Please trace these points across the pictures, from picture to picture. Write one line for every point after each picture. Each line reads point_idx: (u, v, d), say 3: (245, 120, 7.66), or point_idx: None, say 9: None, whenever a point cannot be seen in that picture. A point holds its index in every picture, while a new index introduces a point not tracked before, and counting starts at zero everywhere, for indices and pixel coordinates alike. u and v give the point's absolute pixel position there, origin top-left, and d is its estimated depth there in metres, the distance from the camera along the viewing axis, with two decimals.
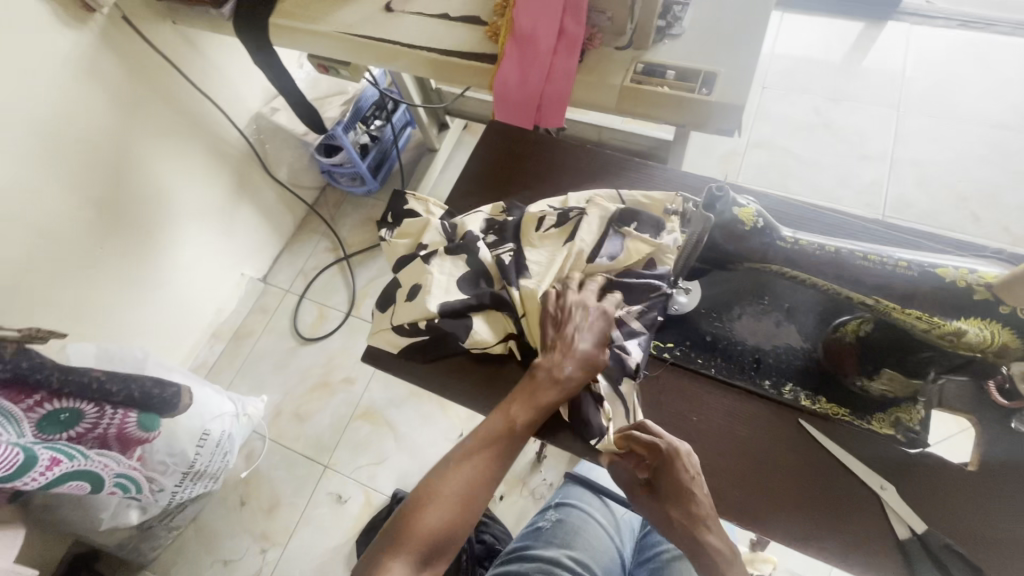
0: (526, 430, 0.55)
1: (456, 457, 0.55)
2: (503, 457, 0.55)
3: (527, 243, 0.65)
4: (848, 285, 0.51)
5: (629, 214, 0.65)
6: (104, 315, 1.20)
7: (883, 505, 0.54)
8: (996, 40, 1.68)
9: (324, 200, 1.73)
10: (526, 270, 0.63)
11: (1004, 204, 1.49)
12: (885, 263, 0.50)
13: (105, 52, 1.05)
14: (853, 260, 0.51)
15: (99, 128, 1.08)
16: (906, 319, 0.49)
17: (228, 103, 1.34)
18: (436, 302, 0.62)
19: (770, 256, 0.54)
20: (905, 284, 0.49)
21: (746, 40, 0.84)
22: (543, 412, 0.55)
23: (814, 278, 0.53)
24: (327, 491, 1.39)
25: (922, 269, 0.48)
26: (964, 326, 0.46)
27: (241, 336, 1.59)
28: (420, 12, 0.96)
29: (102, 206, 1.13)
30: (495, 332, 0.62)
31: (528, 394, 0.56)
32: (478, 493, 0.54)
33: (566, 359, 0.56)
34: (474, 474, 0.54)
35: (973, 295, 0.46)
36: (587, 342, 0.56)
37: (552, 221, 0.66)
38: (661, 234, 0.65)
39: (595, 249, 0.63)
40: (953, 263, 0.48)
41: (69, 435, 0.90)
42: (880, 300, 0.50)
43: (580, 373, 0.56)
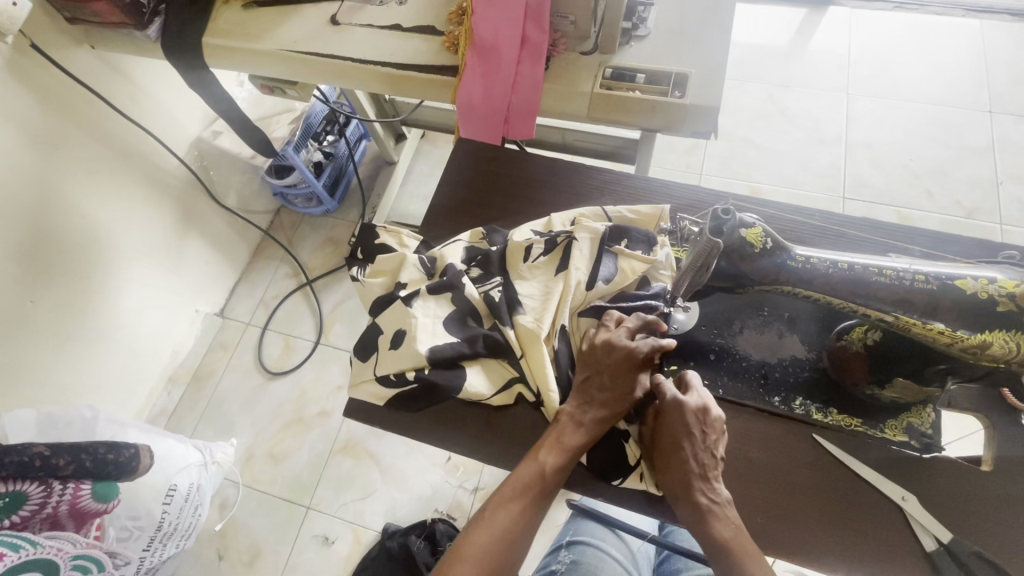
0: (559, 476, 0.53)
1: (486, 513, 0.52)
2: (535, 506, 0.53)
3: (516, 276, 0.61)
4: (866, 303, 0.50)
5: (619, 231, 0.62)
6: (41, 375, 1.09)
7: (905, 515, 0.52)
8: (931, 21, 1.74)
9: (279, 223, 1.64)
10: (520, 306, 0.59)
11: (953, 179, 1.55)
12: (902, 278, 0.48)
13: (14, 85, 0.94)
14: (868, 277, 0.49)
15: (15, 169, 0.96)
16: (928, 334, 0.49)
17: (162, 130, 1.24)
18: (425, 346, 0.57)
19: (782, 277, 0.51)
20: (927, 298, 0.47)
21: (712, 38, 0.82)
22: (574, 457, 0.53)
23: (828, 296, 0.51)
24: (312, 533, 1.31)
25: (942, 282, 0.47)
26: (987, 340, 0.46)
27: (202, 376, 1.48)
28: (370, 24, 0.90)
29: (27, 256, 1.01)
30: (491, 381, 0.59)
31: (553, 440, 0.54)
32: (513, 545, 0.51)
33: (589, 405, 0.55)
34: (507, 523, 0.52)
35: (995, 306, 0.46)
36: (607, 383, 0.55)
37: (540, 251, 0.62)
38: (653, 249, 0.62)
39: (591, 276, 0.60)
40: (972, 275, 0.47)
41: (11, 523, 0.79)
42: (901, 316, 0.49)
43: (603, 417, 0.54)
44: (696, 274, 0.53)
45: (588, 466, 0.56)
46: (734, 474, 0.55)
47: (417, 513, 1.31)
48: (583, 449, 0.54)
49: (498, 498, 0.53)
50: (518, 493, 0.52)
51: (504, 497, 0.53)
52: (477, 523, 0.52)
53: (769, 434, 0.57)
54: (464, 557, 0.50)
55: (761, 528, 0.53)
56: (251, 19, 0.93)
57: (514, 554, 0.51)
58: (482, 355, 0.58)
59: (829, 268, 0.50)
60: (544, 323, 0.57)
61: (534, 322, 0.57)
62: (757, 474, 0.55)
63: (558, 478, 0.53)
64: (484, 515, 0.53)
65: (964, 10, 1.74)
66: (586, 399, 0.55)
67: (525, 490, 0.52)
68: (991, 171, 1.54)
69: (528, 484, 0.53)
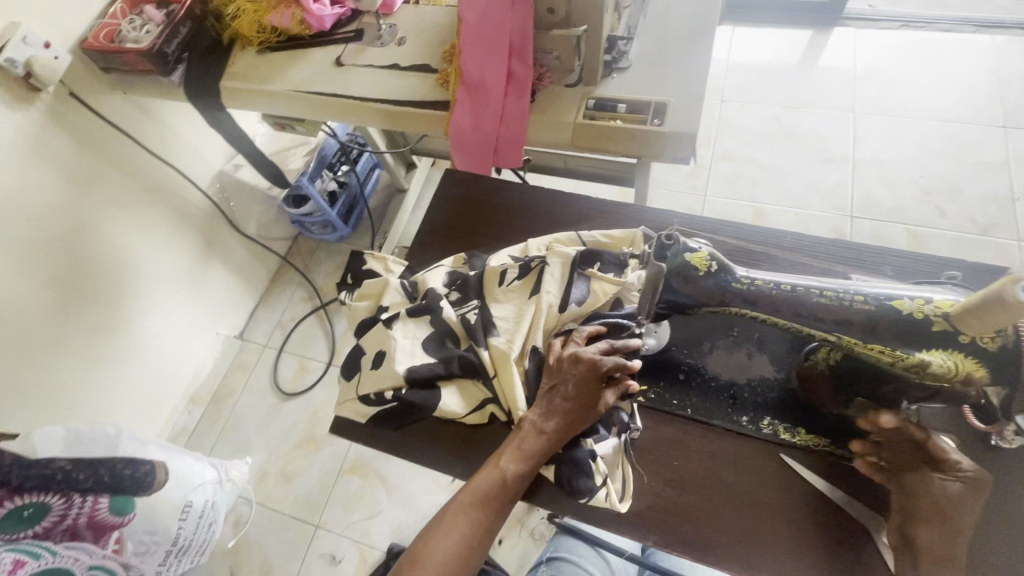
0: (519, 482, 0.55)
1: (446, 519, 0.55)
2: (495, 512, 0.55)
3: (491, 299, 0.65)
4: (811, 323, 0.53)
5: (591, 256, 0.65)
6: (71, 394, 1.17)
7: (876, 542, 0.54)
8: (939, 38, 1.73)
9: (296, 250, 1.71)
10: (494, 329, 0.62)
11: (967, 196, 1.51)
12: (842, 298, 0.51)
13: (54, 129, 1.03)
14: (810, 298, 0.52)
15: (53, 204, 1.05)
16: (871, 353, 0.52)
17: (187, 165, 1.33)
18: (403, 367, 0.61)
19: (727, 297, 0.55)
20: (867, 316, 0.50)
21: (691, 68, 0.86)
22: (535, 464, 0.56)
23: (774, 317, 0.55)
24: (321, 552, 1.33)
25: (879, 301, 0.50)
26: (927, 357, 0.49)
27: (220, 397, 1.54)
28: (370, 64, 0.97)
29: (62, 283, 1.10)
30: (465, 401, 0.62)
31: (515, 447, 0.56)
32: (472, 549, 0.54)
33: (551, 414, 0.57)
34: (467, 528, 0.54)
35: (932, 326, 0.48)
36: (570, 392, 0.57)
37: (514, 275, 0.65)
38: (624, 271, 0.65)
39: (563, 298, 0.63)
40: (910, 296, 0.50)
41: (35, 532, 0.85)
42: (843, 336, 0.52)
43: (564, 425, 0.56)
44: (648, 296, 0.57)
45: (556, 483, 0.57)
46: (703, 493, 0.58)
47: None
48: (542, 457, 0.56)
49: (459, 502, 0.55)
50: (479, 499, 0.55)
51: (464, 504, 0.55)
52: (438, 528, 0.54)
53: (737, 454, 0.59)
54: (425, 562, 0.52)
55: (731, 549, 0.55)
56: (264, 64, 1.01)
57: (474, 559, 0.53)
58: (457, 375, 0.62)
59: (773, 290, 0.54)
60: (514, 344, 0.61)
61: (506, 343, 0.61)
62: (726, 494, 0.57)
63: (520, 485, 0.55)
64: (445, 520, 0.55)
65: (973, 27, 1.73)
66: (548, 408, 0.57)
67: (487, 496, 0.55)
68: (1006, 187, 1.51)
69: (489, 489, 0.55)
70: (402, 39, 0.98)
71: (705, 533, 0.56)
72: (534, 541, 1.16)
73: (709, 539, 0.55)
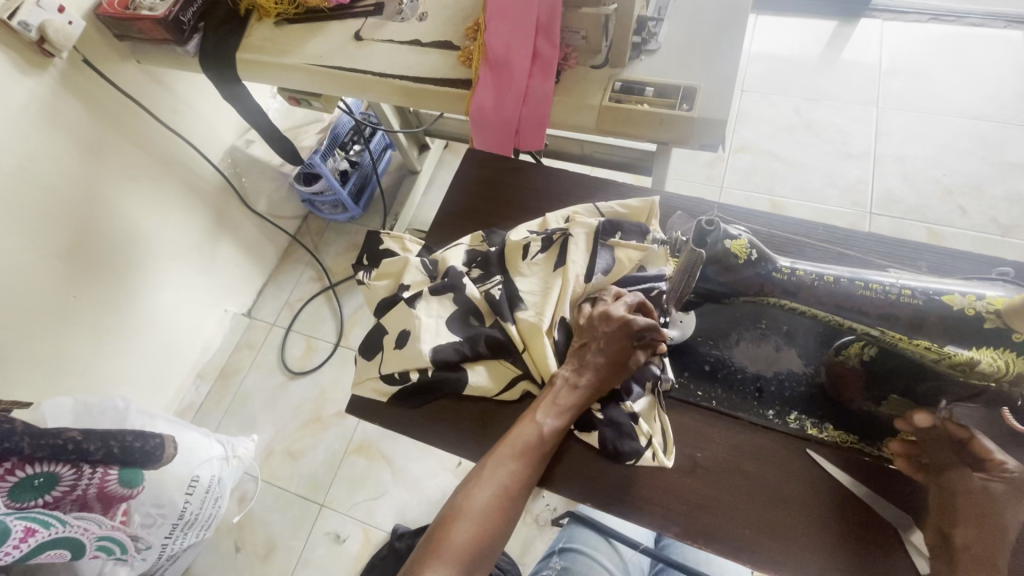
0: (555, 435, 0.57)
1: (484, 473, 0.54)
2: (532, 465, 0.56)
3: (514, 272, 0.66)
4: (853, 317, 0.52)
5: (613, 225, 0.66)
6: (79, 366, 1.16)
7: (901, 537, 0.53)
8: (968, 32, 1.69)
9: (306, 229, 1.70)
10: (521, 303, 0.64)
11: (989, 196, 1.49)
12: (887, 292, 0.50)
13: (65, 96, 1.01)
14: (854, 291, 0.51)
15: (65, 174, 1.04)
16: (912, 348, 0.51)
17: (200, 138, 1.31)
18: (428, 345, 0.63)
19: (767, 288, 0.54)
20: (913, 312, 0.49)
21: (723, 52, 0.83)
22: (570, 417, 0.57)
23: (813, 309, 0.54)
24: (325, 530, 1.34)
25: (928, 296, 0.49)
26: (975, 357, 0.48)
27: (227, 373, 1.54)
28: (391, 40, 0.94)
29: (73, 254, 1.09)
30: (493, 378, 0.64)
31: (550, 401, 0.58)
32: (513, 502, 0.53)
33: (586, 370, 0.58)
34: (507, 480, 0.54)
35: (984, 322, 0.47)
36: (605, 348, 0.58)
37: (537, 248, 0.66)
38: (647, 238, 0.67)
39: (589, 269, 0.64)
40: (961, 291, 0.48)
41: (45, 501, 0.84)
42: (885, 330, 0.51)
43: (597, 380, 0.58)
44: (682, 277, 0.55)
45: (600, 449, 0.59)
46: (725, 485, 0.57)
47: (426, 516, 1.33)
48: (577, 409, 0.58)
49: (497, 455, 0.55)
50: (517, 453, 0.55)
51: (502, 457, 0.55)
52: (478, 480, 0.54)
53: (761, 449, 0.58)
54: (467, 512, 0.52)
55: (751, 542, 0.54)
56: (281, 35, 0.98)
57: (514, 512, 0.53)
58: (485, 354, 0.63)
59: (815, 281, 0.53)
60: (544, 316, 0.62)
61: (535, 317, 0.62)
62: (748, 487, 0.57)
63: (555, 438, 0.57)
64: (482, 474, 0.54)
65: (1005, 22, 1.68)
66: (582, 363, 0.59)
67: (526, 448, 0.56)
68: None
69: (528, 442, 0.56)
70: (423, 14, 0.95)
71: (725, 524, 0.55)
72: (538, 528, 1.16)
73: (727, 529, 0.55)
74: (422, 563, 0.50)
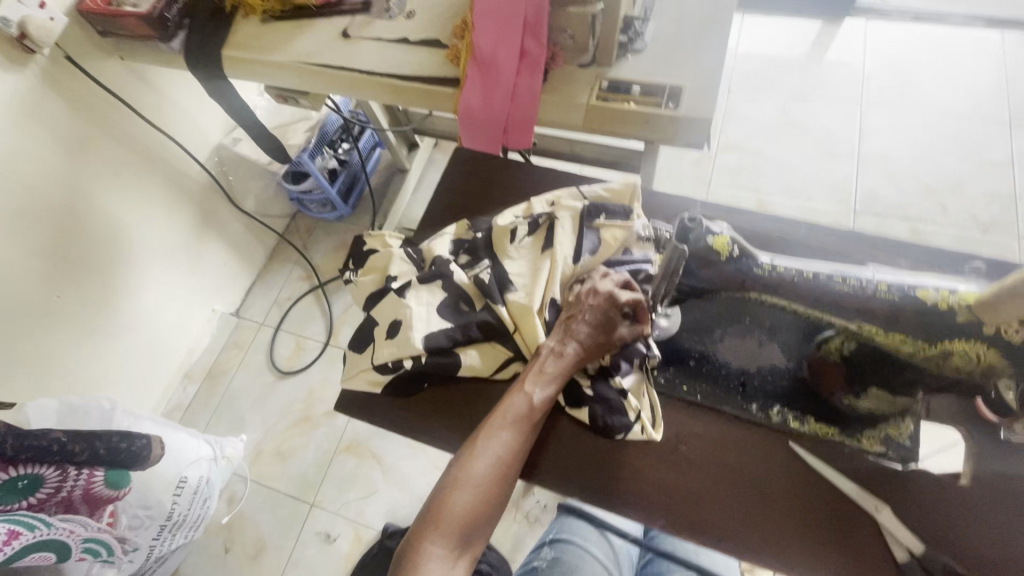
0: (545, 405, 0.58)
1: (477, 443, 0.56)
2: (524, 434, 0.57)
3: (502, 256, 0.69)
4: (830, 311, 0.53)
5: (597, 208, 0.69)
6: (63, 367, 1.15)
7: (879, 525, 0.55)
8: (949, 33, 1.72)
9: (294, 227, 1.69)
10: (510, 284, 0.67)
11: (970, 194, 1.52)
12: (864, 287, 0.51)
13: (47, 93, 1.00)
14: (832, 286, 0.53)
15: (46, 174, 1.03)
16: (891, 343, 0.51)
17: (186, 136, 1.30)
18: (420, 333, 0.64)
19: (749, 282, 0.55)
20: (889, 306, 0.51)
21: (708, 51, 0.84)
22: (556, 386, 0.59)
23: (793, 303, 0.55)
24: (315, 530, 1.34)
25: (903, 292, 0.50)
26: (950, 349, 0.49)
27: (216, 373, 1.53)
28: (379, 37, 0.94)
29: (57, 254, 1.08)
30: (486, 361, 0.65)
31: (537, 371, 0.59)
32: (507, 469, 0.55)
33: (571, 340, 0.60)
34: (500, 450, 0.56)
35: (957, 316, 0.48)
36: (589, 320, 0.60)
37: (524, 231, 0.70)
38: (630, 218, 0.69)
39: (576, 250, 0.68)
40: (935, 286, 0.50)
41: (29, 503, 0.83)
42: (863, 325, 0.52)
43: (583, 350, 0.60)
44: (664, 282, 0.57)
45: (590, 424, 0.61)
46: (709, 477, 0.58)
47: None
48: (563, 379, 0.59)
49: (488, 427, 0.57)
50: (508, 422, 0.57)
51: (494, 427, 0.57)
52: (472, 451, 0.56)
53: (743, 440, 0.60)
54: (463, 481, 0.54)
55: (735, 533, 0.56)
56: (268, 33, 0.97)
57: (509, 479, 0.55)
58: (478, 338, 0.65)
59: (795, 276, 0.54)
60: (535, 296, 0.64)
61: (526, 298, 0.65)
62: (732, 478, 0.58)
63: (545, 407, 0.59)
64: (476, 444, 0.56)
65: (984, 23, 1.71)
66: (568, 334, 0.60)
67: (517, 417, 0.57)
68: (1009, 186, 1.51)
69: (518, 412, 0.57)
70: (411, 12, 0.95)
71: (708, 515, 0.57)
72: (529, 524, 1.16)
73: (711, 520, 0.56)
74: (424, 529, 0.53)
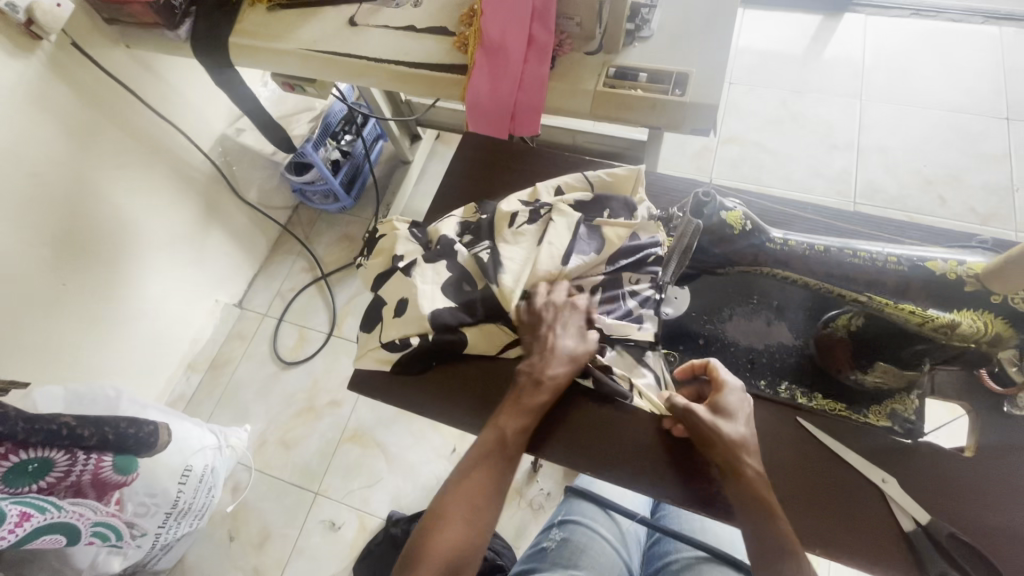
0: (522, 434, 0.60)
1: (457, 481, 0.58)
2: (502, 465, 0.59)
3: (501, 239, 0.69)
4: (841, 284, 0.54)
5: (601, 204, 0.72)
6: (70, 355, 1.15)
7: (886, 498, 0.56)
8: (948, 27, 1.73)
9: (297, 219, 1.69)
10: (502, 266, 0.66)
11: (969, 187, 1.53)
12: (876, 259, 0.53)
13: (55, 81, 1.00)
14: (844, 259, 0.54)
15: (54, 160, 1.03)
16: (898, 314, 0.52)
17: (190, 126, 1.30)
18: (427, 308, 0.65)
19: (761, 257, 0.56)
20: (898, 278, 0.52)
21: (714, 39, 0.85)
22: (533, 414, 0.60)
23: (805, 277, 0.56)
24: (320, 518, 1.34)
25: (912, 263, 0.51)
26: (956, 318, 0.49)
27: (219, 364, 1.53)
28: (386, 25, 0.94)
29: (64, 242, 1.08)
30: (489, 342, 0.67)
31: (514, 402, 0.61)
32: (484, 503, 0.57)
33: (543, 364, 0.61)
34: (479, 484, 0.58)
35: (964, 286, 0.49)
36: (557, 341, 0.62)
37: (525, 219, 0.70)
38: (634, 213, 0.72)
39: (567, 252, 0.66)
40: (943, 257, 0.51)
41: (40, 487, 0.84)
42: (873, 297, 0.53)
43: (559, 372, 0.61)
44: (677, 257, 0.58)
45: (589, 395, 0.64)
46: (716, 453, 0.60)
47: (421, 502, 1.34)
48: (540, 405, 0.61)
49: (466, 462, 0.59)
50: (482, 458, 0.58)
51: (471, 462, 0.59)
52: (451, 491, 0.58)
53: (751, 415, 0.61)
54: (446, 520, 0.56)
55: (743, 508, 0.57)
56: (275, 21, 0.98)
57: (490, 511, 0.57)
58: (481, 318, 0.66)
59: (807, 250, 0.55)
60: (520, 284, 0.64)
61: (513, 283, 0.64)
62: None
63: (523, 437, 0.60)
64: (455, 485, 0.58)
65: (982, 17, 1.73)
66: (540, 359, 0.62)
67: (494, 450, 0.59)
68: (1007, 177, 1.53)
69: (494, 444, 0.59)
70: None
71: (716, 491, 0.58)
72: (533, 512, 1.17)
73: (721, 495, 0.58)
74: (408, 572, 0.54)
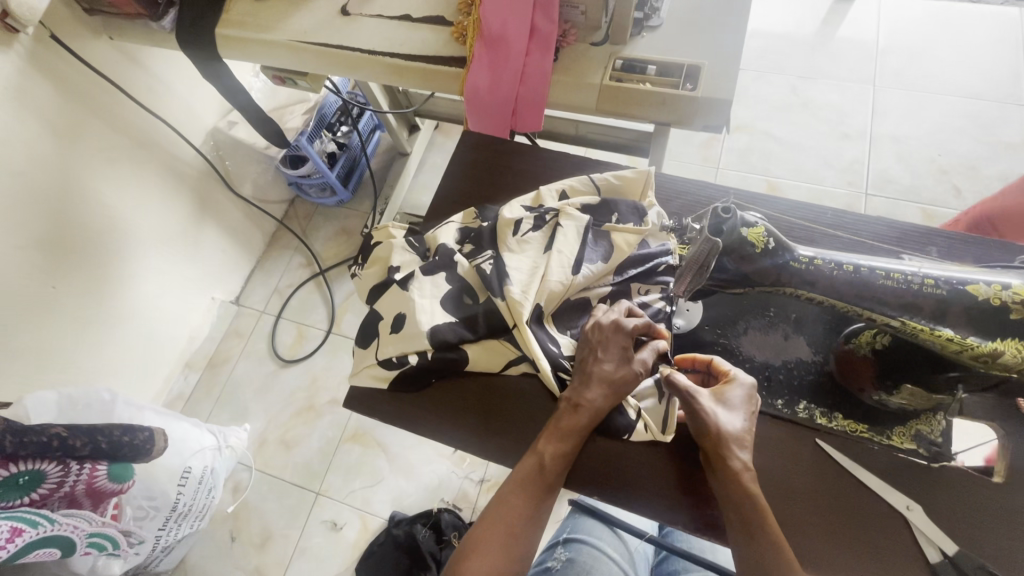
0: (559, 462, 0.56)
1: (493, 507, 0.56)
2: (540, 495, 0.56)
3: (504, 248, 0.66)
4: (871, 305, 0.51)
5: (608, 207, 0.68)
6: (64, 357, 1.13)
7: (910, 525, 0.54)
8: (966, 7, 1.66)
9: (293, 213, 1.65)
10: (509, 278, 0.63)
11: (984, 176, 1.48)
12: (909, 281, 0.50)
13: (35, 75, 0.96)
14: (875, 279, 0.50)
15: (38, 159, 0.99)
16: (932, 339, 0.50)
17: (180, 119, 1.25)
18: (426, 326, 0.62)
19: (783, 275, 0.53)
20: (936, 302, 0.49)
21: (727, 28, 0.80)
22: (573, 440, 0.57)
23: (829, 298, 0.53)
24: (321, 518, 1.33)
25: (953, 287, 0.48)
26: (999, 348, 0.47)
27: (217, 362, 1.51)
28: (380, 14, 0.89)
29: (52, 243, 1.05)
30: (494, 359, 0.63)
31: (553, 426, 0.58)
32: (517, 531, 0.54)
33: (587, 387, 0.58)
34: (513, 512, 0.55)
35: (1009, 313, 0.47)
36: (604, 363, 0.58)
37: (529, 226, 0.67)
38: (644, 216, 0.68)
39: (577, 261, 0.64)
40: (985, 280, 0.48)
41: (31, 500, 0.81)
42: (907, 321, 0.50)
43: (602, 399, 0.57)
44: (694, 271, 0.54)
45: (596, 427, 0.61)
46: None
47: (423, 502, 1.32)
48: (580, 431, 0.57)
49: (502, 488, 0.57)
50: (520, 482, 0.56)
51: (508, 488, 0.56)
52: (486, 518, 0.55)
53: (767, 438, 0.58)
54: (479, 542, 0.54)
55: None
56: (262, 10, 0.92)
57: (525, 541, 0.54)
58: (483, 335, 0.63)
59: (835, 271, 0.52)
60: (530, 295, 0.61)
61: (521, 294, 0.61)
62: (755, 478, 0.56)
63: (560, 465, 0.56)
64: (490, 512, 0.56)
65: None
66: (583, 383, 0.58)
67: (530, 477, 0.56)
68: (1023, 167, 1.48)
69: (530, 471, 0.56)
70: None
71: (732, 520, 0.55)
72: None
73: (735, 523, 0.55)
74: None
